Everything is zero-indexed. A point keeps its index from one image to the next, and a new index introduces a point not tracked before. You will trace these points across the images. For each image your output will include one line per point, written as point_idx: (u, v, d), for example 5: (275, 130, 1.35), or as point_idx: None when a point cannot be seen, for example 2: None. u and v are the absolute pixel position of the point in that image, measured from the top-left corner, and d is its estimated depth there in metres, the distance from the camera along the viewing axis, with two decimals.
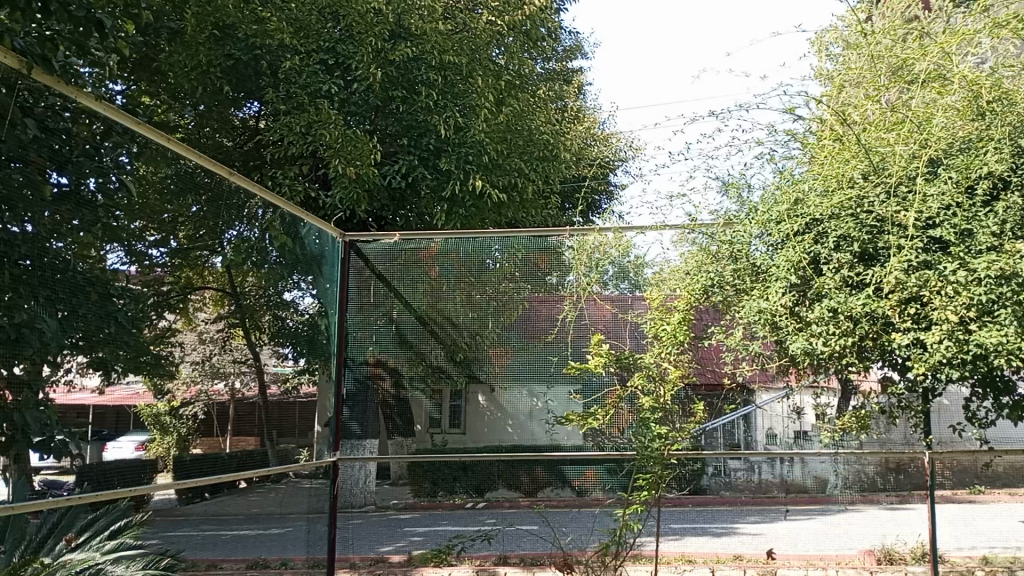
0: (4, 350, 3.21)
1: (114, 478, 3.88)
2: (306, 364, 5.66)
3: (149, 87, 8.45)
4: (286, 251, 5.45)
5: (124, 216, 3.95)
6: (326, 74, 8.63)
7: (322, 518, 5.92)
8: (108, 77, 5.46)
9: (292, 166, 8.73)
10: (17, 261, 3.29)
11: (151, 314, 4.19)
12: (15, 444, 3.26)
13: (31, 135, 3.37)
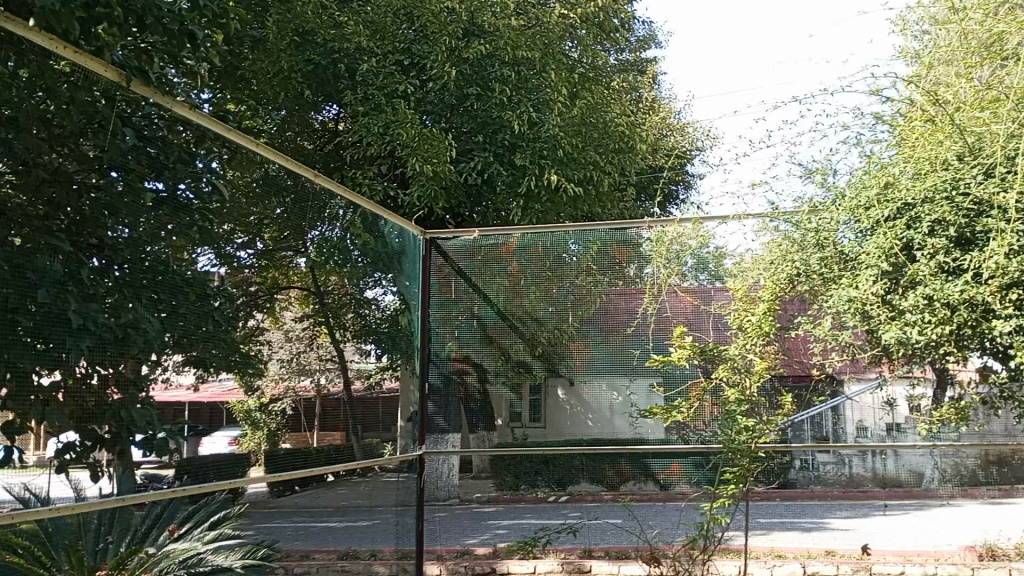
0: (111, 349, 3.40)
1: (211, 472, 4.06)
2: (388, 360, 5.76)
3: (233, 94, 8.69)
4: (368, 249, 5.57)
5: (215, 219, 4.08)
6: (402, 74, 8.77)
7: (409, 510, 6.01)
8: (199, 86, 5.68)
9: (371, 166, 8.87)
10: (120, 266, 3.45)
11: (241, 314, 4.33)
12: (119, 440, 3.44)
13: (130, 144, 3.56)
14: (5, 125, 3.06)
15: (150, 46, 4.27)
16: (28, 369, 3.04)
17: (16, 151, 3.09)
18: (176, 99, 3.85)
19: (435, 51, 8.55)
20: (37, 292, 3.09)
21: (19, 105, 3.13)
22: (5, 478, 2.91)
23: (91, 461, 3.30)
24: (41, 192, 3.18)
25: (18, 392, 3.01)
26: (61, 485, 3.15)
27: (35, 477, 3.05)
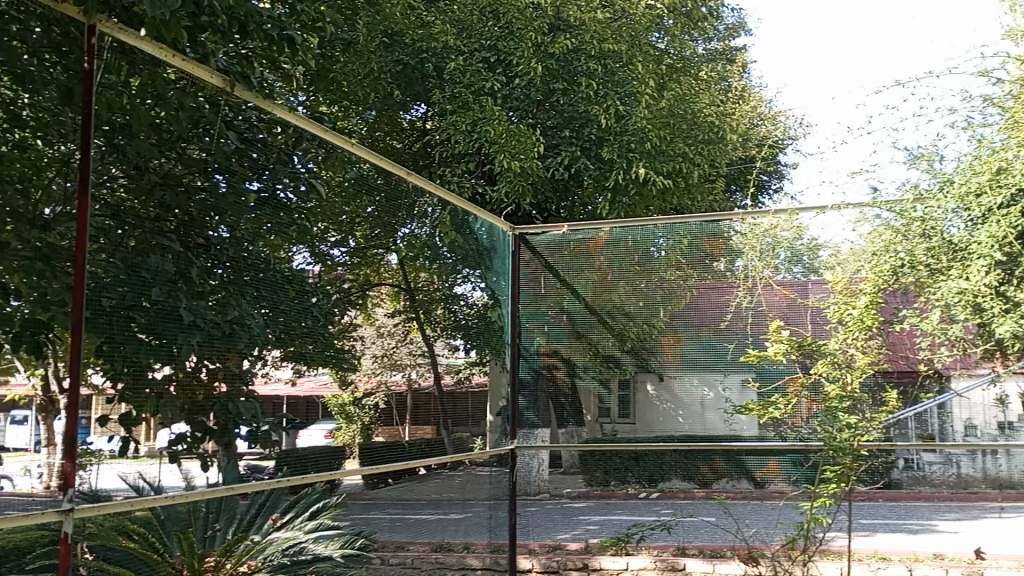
0: (219, 344, 3.56)
1: (308, 465, 4.20)
2: (477, 355, 5.81)
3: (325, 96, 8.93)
4: (455, 245, 5.63)
5: (311, 218, 4.21)
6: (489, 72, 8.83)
7: (502, 504, 6.03)
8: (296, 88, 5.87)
9: (459, 164, 8.98)
10: (225, 265, 3.61)
11: (335, 311, 4.44)
12: (227, 432, 3.61)
13: (233, 147, 3.75)
14: (121, 131, 3.22)
15: (250, 52, 4.45)
16: (144, 363, 3.20)
17: (130, 157, 3.24)
18: (277, 102, 4.05)
19: (522, 47, 8.54)
20: (151, 291, 3.25)
21: (132, 112, 3.28)
22: (117, 467, 3.10)
23: (201, 451, 3.48)
24: (153, 195, 3.33)
25: (134, 385, 3.17)
26: (171, 475, 3.35)
27: (148, 467, 3.25)
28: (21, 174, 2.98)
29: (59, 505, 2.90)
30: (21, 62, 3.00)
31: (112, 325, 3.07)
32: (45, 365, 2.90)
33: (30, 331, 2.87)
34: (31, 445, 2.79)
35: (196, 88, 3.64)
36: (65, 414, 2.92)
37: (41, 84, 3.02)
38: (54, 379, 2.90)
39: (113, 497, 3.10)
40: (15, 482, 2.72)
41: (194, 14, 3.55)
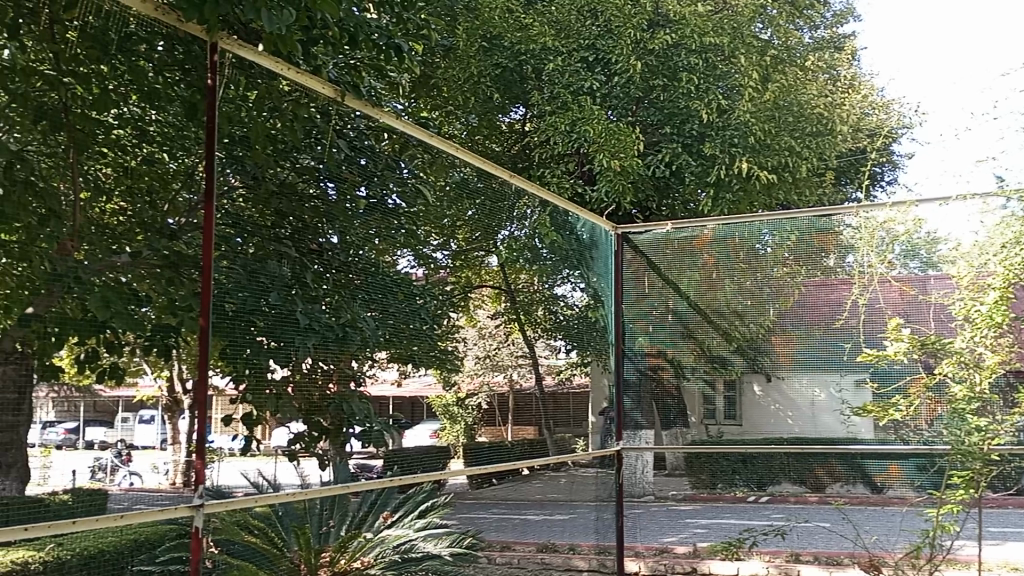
0: (333, 346, 3.72)
1: (415, 466, 4.24)
2: (578, 356, 5.78)
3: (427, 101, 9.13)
4: (556, 247, 5.63)
5: (416, 222, 4.30)
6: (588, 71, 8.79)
7: (609, 506, 5.99)
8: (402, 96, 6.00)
9: (559, 164, 8.98)
10: (337, 269, 3.77)
11: (440, 313, 4.51)
12: (340, 431, 3.75)
13: (343, 155, 3.90)
14: (240, 142, 3.42)
15: (359, 62, 4.60)
16: (264, 364, 3.39)
17: (248, 168, 3.43)
18: (385, 109, 4.18)
19: (621, 44, 8.48)
20: (269, 295, 3.43)
21: (251, 124, 3.48)
22: (238, 464, 3.27)
23: (318, 451, 3.64)
24: (270, 203, 3.51)
25: (255, 386, 3.35)
26: (287, 472, 3.48)
27: (266, 464, 3.39)
28: (150, 187, 3.12)
29: (190, 501, 3.09)
30: (150, 82, 3.18)
31: (234, 329, 3.28)
32: (171, 367, 3.04)
33: (160, 334, 3.01)
34: (158, 444, 2.95)
35: (309, 99, 3.81)
36: (189, 414, 3.10)
37: (166, 101, 3.21)
38: (179, 381, 3.07)
39: (234, 492, 3.25)
40: (144, 477, 2.90)
41: (307, 28, 3.70)
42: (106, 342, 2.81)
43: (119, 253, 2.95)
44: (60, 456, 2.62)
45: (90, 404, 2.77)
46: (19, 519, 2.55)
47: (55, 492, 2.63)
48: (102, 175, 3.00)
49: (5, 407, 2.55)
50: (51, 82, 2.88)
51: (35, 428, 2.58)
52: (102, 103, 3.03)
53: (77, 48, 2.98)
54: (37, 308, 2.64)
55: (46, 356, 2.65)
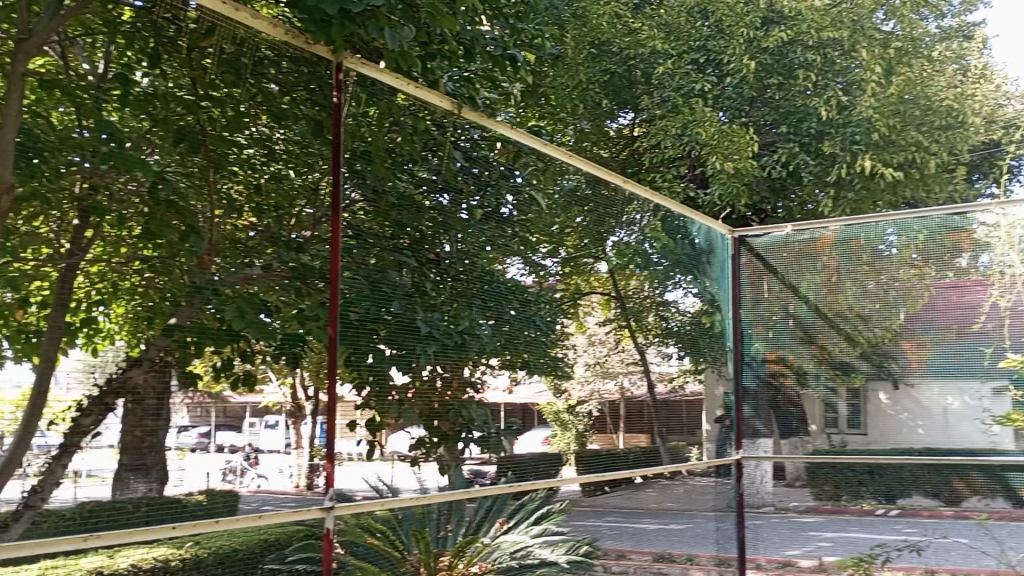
0: (452, 353, 3.79)
1: (528, 473, 4.26)
2: (692, 363, 5.64)
3: None
4: (668, 251, 5.53)
5: (530, 230, 4.34)
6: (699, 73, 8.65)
7: (730, 516, 5.85)
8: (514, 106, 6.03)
9: (671, 168, 8.79)
10: (455, 277, 3.85)
11: (552, 320, 4.53)
12: (457, 438, 3.81)
13: (459, 165, 3.98)
14: (360, 157, 3.54)
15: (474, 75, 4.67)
16: (386, 372, 3.49)
17: (369, 182, 3.55)
18: (500, 120, 4.24)
19: (733, 44, 8.30)
20: (391, 304, 3.54)
21: (370, 140, 3.61)
22: (360, 469, 3.38)
23: (437, 457, 3.71)
24: (390, 215, 3.61)
25: (378, 393, 3.47)
26: (404, 476, 3.57)
27: (384, 469, 3.49)
28: (276, 204, 3.33)
29: (321, 503, 3.24)
30: (279, 103, 3.45)
31: (359, 337, 3.40)
32: (295, 373, 3.18)
33: (290, 343, 3.16)
34: (282, 448, 3.09)
35: (428, 113, 3.90)
36: (311, 419, 3.23)
37: (294, 119, 3.50)
38: (302, 387, 3.19)
39: (353, 496, 3.37)
40: (270, 479, 3.04)
41: (425, 43, 3.75)
42: (240, 350, 2.98)
43: (251, 266, 3.12)
44: (194, 459, 2.81)
45: (220, 409, 2.92)
46: (159, 518, 2.73)
47: (191, 493, 2.82)
48: (235, 193, 3.18)
49: (147, 412, 2.71)
50: (189, 106, 3.11)
51: (172, 432, 2.75)
52: (235, 124, 3.25)
53: (214, 73, 3.23)
54: (179, 319, 2.84)
55: (185, 364, 2.83)
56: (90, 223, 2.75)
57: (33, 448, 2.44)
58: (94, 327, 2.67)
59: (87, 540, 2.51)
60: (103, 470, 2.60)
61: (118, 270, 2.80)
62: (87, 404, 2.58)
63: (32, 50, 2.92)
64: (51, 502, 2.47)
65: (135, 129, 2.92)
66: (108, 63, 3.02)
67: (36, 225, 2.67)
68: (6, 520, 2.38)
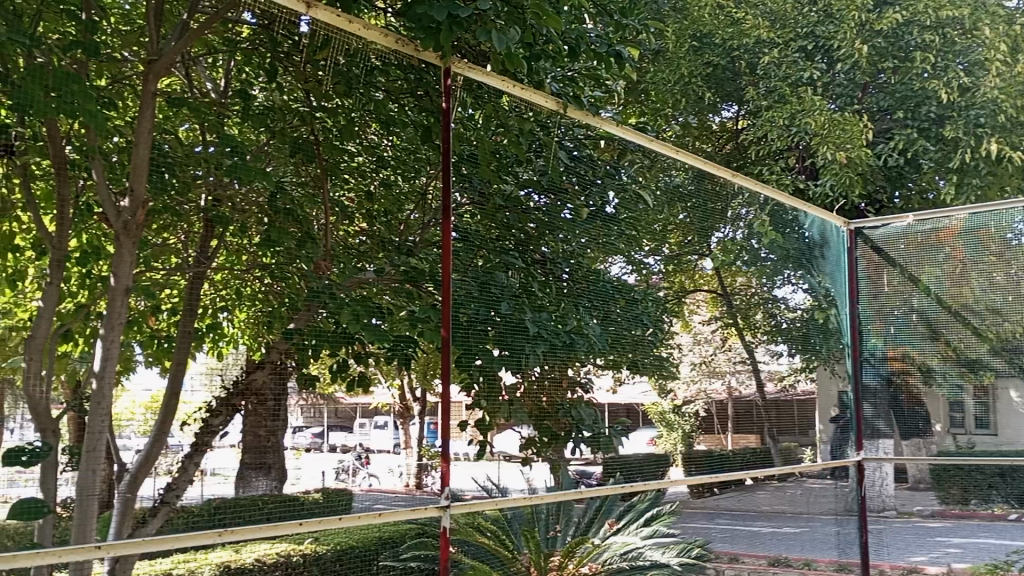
0: (561, 353, 3.79)
1: (636, 475, 4.16)
2: (802, 361, 5.40)
3: (636, 107, 8.73)
4: (777, 246, 5.33)
5: (638, 229, 4.33)
6: (807, 61, 8.34)
7: (852, 520, 5.59)
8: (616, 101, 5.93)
9: (778, 161, 8.50)
10: (560, 277, 3.85)
11: (658, 318, 4.45)
12: (567, 438, 3.81)
13: (564, 165, 3.98)
14: (467, 161, 3.58)
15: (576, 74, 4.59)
16: (496, 373, 3.53)
17: (476, 185, 3.59)
18: (606, 116, 4.18)
19: (844, 29, 7.97)
20: (500, 305, 3.56)
21: (480, 138, 3.66)
22: (470, 469, 3.39)
23: (548, 456, 3.73)
24: (497, 217, 3.65)
25: (489, 393, 3.51)
26: (511, 476, 3.58)
27: (493, 468, 3.48)
28: (385, 209, 3.51)
29: (436, 502, 3.27)
30: (388, 111, 3.58)
31: (469, 337, 3.43)
32: (403, 377, 3.31)
33: (401, 345, 3.25)
34: (392, 448, 3.17)
35: (531, 113, 3.87)
36: (419, 419, 3.34)
37: (401, 126, 3.62)
38: (409, 389, 3.35)
39: (462, 496, 3.39)
40: (381, 479, 3.12)
41: (529, 44, 3.75)
42: (355, 353, 3.10)
43: (365, 270, 3.27)
44: (310, 458, 2.87)
45: (332, 410, 3.01)
46: (281, 516, 2.82)
47: (308, 492, 2.89)
48: (346, 200, 3.39)
49: (263, 414, 2.80)
50: (303, 118, 3.35)
51: (288, 433, 2.85)
52: (347, 134, 3.44)
53: (328, 83, 3.37)
54: (297, 323, 2.97)
55: (304, 366, 2.94)
56: (214, 233, 2.98)
57: (165, 450, 2.60)
58: (219, 333, 2.83)
59: (221, 535, 2.63)
60: (226, 469, 2.69)
61: (240, 277, 2.96)
62: (215, 405, 2.73)
63: (162, 70, 3.05)
64: (183, 499, 2.63)
65: (254, 142, 3.18)
66: (228, 80, 3.38)
67: (165, 237, 2.91)
68: (145, 515, 2.59)
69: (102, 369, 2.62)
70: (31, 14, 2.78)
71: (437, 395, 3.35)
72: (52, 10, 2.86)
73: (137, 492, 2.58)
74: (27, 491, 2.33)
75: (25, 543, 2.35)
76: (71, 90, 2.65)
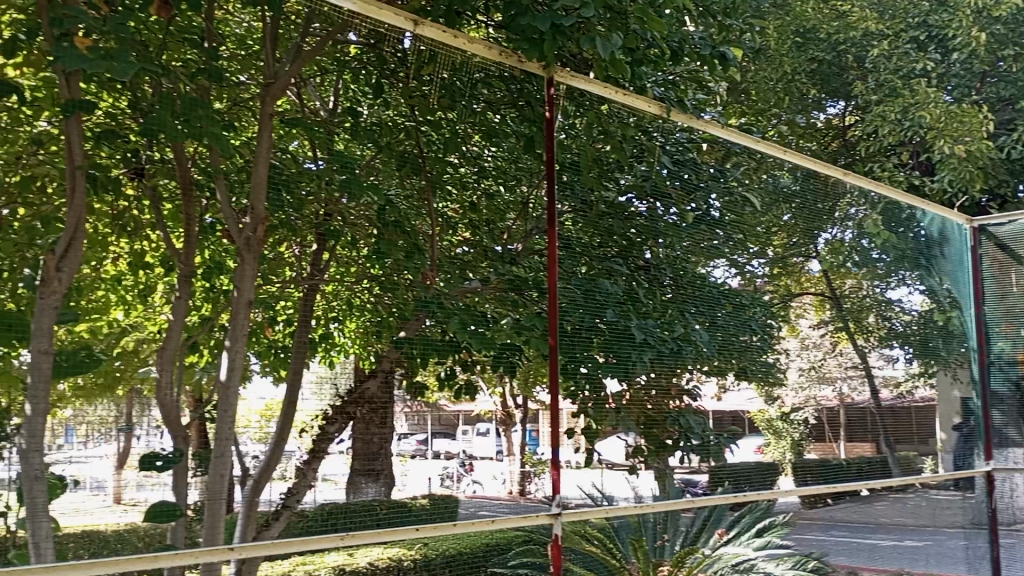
0: (667, 360, 3.76)
1: (744, 484, 4.03)
2: (919, 366, 5.15)
3: None
4: (890, 247, 5.10)
5: (746, 232, 4.25)
6: (920, 52, 7.99)
7: (982, 533, 5.29)
8: (718, 101, 5.76)
9: (890, 157, 8.13)
10: (663, 284, 3.81)
11: (766, 323, 4.33)
12: (674, 446, 3.77)
13: (667, 170, 3.94)
14: (569, 168, 3.60)
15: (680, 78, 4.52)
16: (601, 380, 3.53)
17: (579, 194, 3.60)
18: (710, 119, 4.14)
19: (960, 16, 7.64)
20: (605, 312, 3.57)
21: (583, 143, 3.69)
22: (575, 476, 3.42)
23: (656, 465, 3.69)
24: (599, 224, 3.65)
25: (597, 401, 3.52)
26: (618, 484, 3.55)
27: (597, 476, 3.49)
28: (488, 219, 3.49)
29: (547, 510, 3.30)
30: (489, 122, 3.58)
31: (575, 345, 3.45)
32: (504, 384, 3.27)
33: (507, 353, 3.29)
34: (495, 455, 3.18)
35: (633, 118, 3.84)
36: (521, 426, 3.29)
37: (502, 137, 3.60)
38: (510, 396, 3.28)
39: (569, 503, 3.38)
40: (485, 485, 3.15)
41: (631, 49, 3.72)
42: (462, 361, 3.15)
43: (470, 280, 3.29)
44: (415, 464, 2.97)
45: (436, 417, 3.08)
46: (393, 522, 2.91)
47: (415, 497, 2.98)
48: (450, 211, 3.39)
49: (371, 421, 2.90)
50: (409, 131, 3.38)
51: (394, 440, 2.94)
52: (450, 146, 3.44)
53: (433, 96, 3.43)
54: (407, 332, 3.05)
55: (413, 375, 3.04)
56: (327, 247, 3.06)
57: (280, 457, 2.69)
58: (330, 342, 2.91)
59: (342, 539, 2.74)
60: (337, 475, 2.81)
61: (350, 288, 3.03)
62: (330, 413, 2.84)
63: (277, 93, 3.21)
64: (302, 504, 2.74)
65: (361, 158, 3.25)
66: (337, 98, 3.48)
67: (280, 251, 3.03)
68: (268, 518, 2.70)
69: (228, 379, 2.76)
70: (157, 44, 2.97)
71: (539, 403, 3.33)
72: (175, 40, 3.04)
73: (259, 497, 2.68)
74: (155, 495, 2.48)
75: (156, 544, 2.48)
76: (197, 114, 2.79)
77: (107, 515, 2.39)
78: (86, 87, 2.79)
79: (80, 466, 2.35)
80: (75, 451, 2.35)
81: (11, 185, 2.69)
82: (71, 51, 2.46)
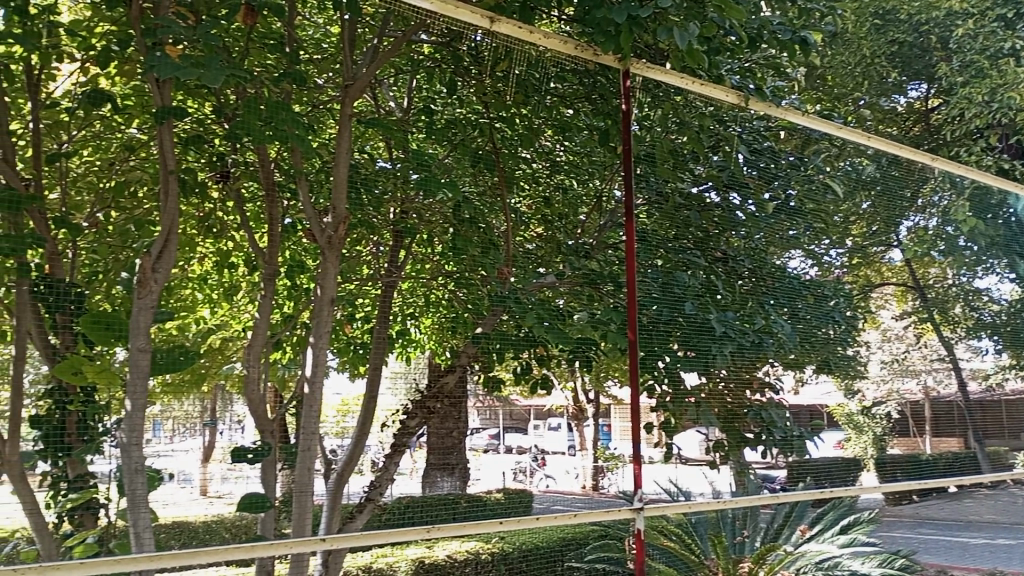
0: (748, 352, 3.70)
1: (823, 480, 3.89)
2: (1010, 358, 4.92)
3: None
4: (977, 234, 4.90)
5: (830, 221, 4.15)
6: (1009, 30, 7.63)
7: None
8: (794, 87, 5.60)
9: (977, 141, 7.77)
10: (741, 275, 3.75)
11: (851, 314, 4.22)
12: (755, 441, 3.67)
13: (743, 160, 3.87)
14: (644, 160, 3.56)
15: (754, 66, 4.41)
16: (677, 375, 3.48)
17: (654, 186, 3.56)
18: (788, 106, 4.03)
19: None
20: (684, 305, 3.52)
21: (655, 137, 3.62)
22: (653, 472, 3.38)
23: (735, 460, 3.61)
24: (673, 216, 3.60)
25: (676, 395, 3.48)
26: (694, 479, 3.49)
27: (672, 471, 3.44)
28: (560, 214, 3.53)
29: (630, 505, 3.24)
30: (562, 116, 3.61)
31: (652, 339, 3.41)
32: (575, 378, 3.28)
33: (583, 346, 3.30)
34: (567, 450, 3.14)
35: (709, 108, 3.76)
36: (593, 421, 3.24)
37: (575, 130, 3.64)
38: (582, 391, 3.25)
39: (646, 498, 3.35)
40: (558, 479, 3.15)
41: (707, 39, 3.64)
42: (537, 355, 3.16)
43: (544, 274, 3.29)
44: (489, 459, 2.94)
45: (508, 413, 3.09)
46: (473, 516, 2.91)
47: (490, 491, 2.99)
48: (523, 207, 3.44)
49: (447, 416, 2.93)
50: (481, 128, 3.42)
51: (468, 434, 2.95)
52: (527, 139, 3.51)
53: (508, 93, 3.44)
54: (484, 327, 3.07)
55: (490, 370, 3.05)
56: (403, 244, 3.13)
57: (363, 450, 2.78)
58: (407, 338, 2.98)
59: (429, 531, 2.72)
60: (415, 468, 2.83)
61: (427, 284, 3.09)
62: (410, 408, 2.90)
63: (357, 93, 3.21)
64: (384, 497, 2.81)
65: (436, 156, 3.30)
66: (410, 98, 3.63)
67: (359, 248, 3.09)
68: (352, 511, 2.78)
69: (314, 374, 2.83)
70: (241, 51, 3.04)
71: (609, 398, 3.31)
72: (256, 46, 3.17)
73: (342, 489, 2.75)
74: (245, 487, 2.52)
75: (243, 534, 2.53)
76: (281, 117, 2.82)
77: (196, 506, 2.43)
78: (177, 95, 2.99)
79: (169, 459, 2.42)
80: (162, 445, 2.41)
81: (107, 191, 2.84)
82: (165, 59, 2.54)
